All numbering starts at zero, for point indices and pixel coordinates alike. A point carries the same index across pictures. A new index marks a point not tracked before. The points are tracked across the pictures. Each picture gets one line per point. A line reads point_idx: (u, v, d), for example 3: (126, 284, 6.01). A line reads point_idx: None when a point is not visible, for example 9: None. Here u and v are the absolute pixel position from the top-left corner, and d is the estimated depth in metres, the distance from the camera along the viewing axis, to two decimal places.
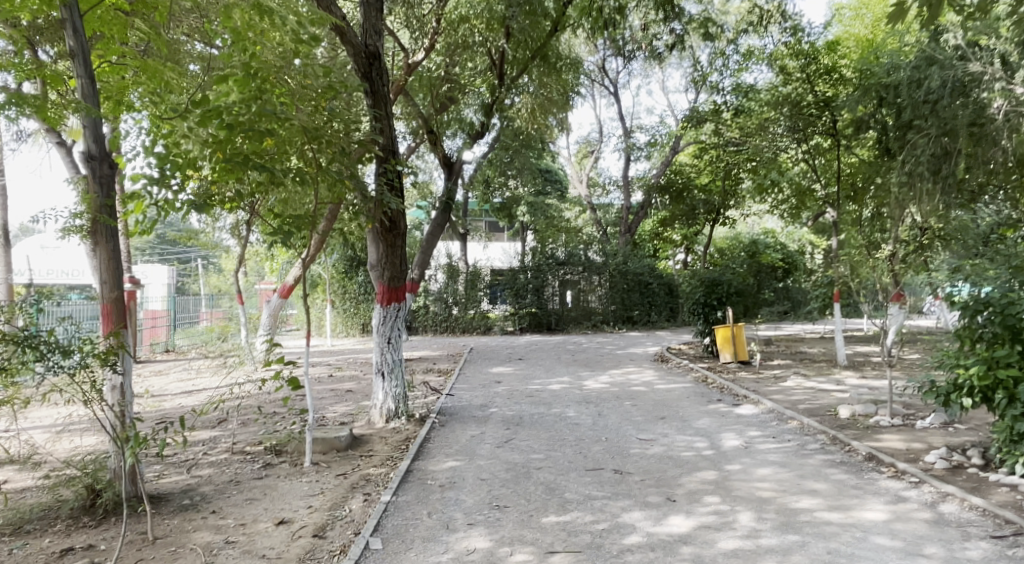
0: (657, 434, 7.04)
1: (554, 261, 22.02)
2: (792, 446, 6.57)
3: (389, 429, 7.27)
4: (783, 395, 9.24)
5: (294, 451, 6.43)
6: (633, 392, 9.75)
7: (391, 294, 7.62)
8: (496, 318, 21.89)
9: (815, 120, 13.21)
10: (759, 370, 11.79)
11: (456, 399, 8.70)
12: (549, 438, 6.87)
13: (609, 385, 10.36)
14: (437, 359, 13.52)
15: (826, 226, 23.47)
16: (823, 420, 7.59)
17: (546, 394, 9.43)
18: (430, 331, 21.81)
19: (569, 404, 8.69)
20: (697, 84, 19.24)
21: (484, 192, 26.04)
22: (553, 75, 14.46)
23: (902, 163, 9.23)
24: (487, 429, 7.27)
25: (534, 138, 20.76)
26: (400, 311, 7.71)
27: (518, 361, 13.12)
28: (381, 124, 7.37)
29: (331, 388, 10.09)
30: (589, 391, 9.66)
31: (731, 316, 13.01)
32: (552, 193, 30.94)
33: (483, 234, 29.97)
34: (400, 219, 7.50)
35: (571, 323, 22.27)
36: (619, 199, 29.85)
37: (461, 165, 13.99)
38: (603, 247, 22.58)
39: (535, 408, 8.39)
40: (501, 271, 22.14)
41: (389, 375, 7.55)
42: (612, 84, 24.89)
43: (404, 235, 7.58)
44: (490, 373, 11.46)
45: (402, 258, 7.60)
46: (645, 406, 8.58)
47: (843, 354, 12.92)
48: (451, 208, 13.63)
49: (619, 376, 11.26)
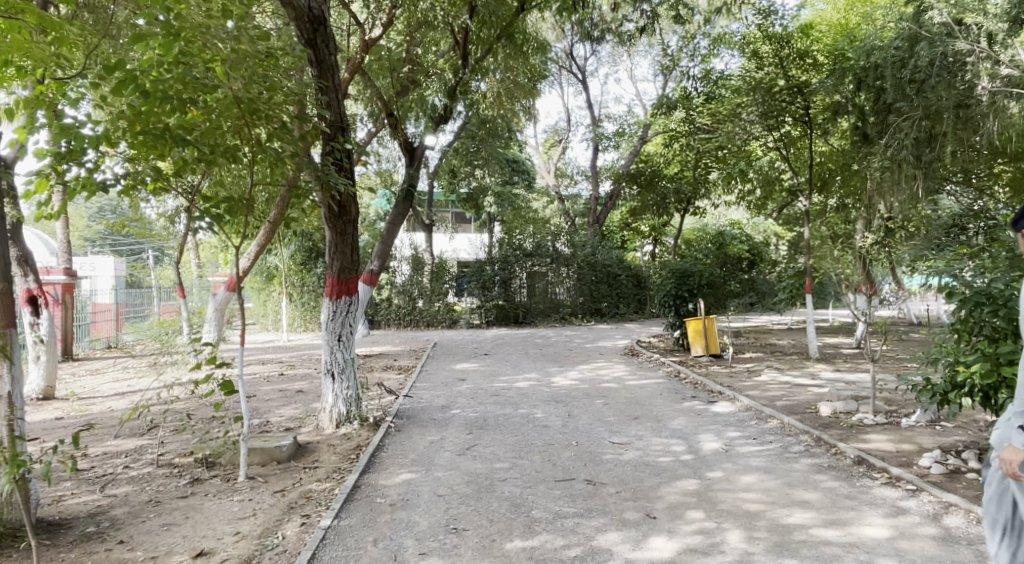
0: (631, 436, 6.51)
1: (521, 253, 21.41)
2: (776, 448, 6.11)
3: (339, 435, 6.60)
4: (760, 391, 8.83)
5: (228, 464, 5.74)
6: (604, 389, 9.24)
7: (340, 287, 6.89)
8: (462, 311, 21.26)
9: (788, 105, 12.86)
10: (732, 364, 11.40)
11: (414, 400, 8.05)
12: (515, 443, 6.28)
13: (579, 382, 9.82)
14: (398, 356, 12.82)
15: (793, 218, 23.42)
16: (805, 418, 7.17)
17: (512, 392, 8.85)
18: (393, 325, 21.06)
19: (537, 403, 8.12)
20: (666, 71, 18.84)
21: (449, 182, 25.31)
22: (519, 58, 13.84)
23: (884, 147, 8.83)
24: (447, 434, 6.65)
25: (499, 125, 20.12)
26: (352, 305, 7.01)
27: (483, 357, 12.51)
28: (329, 97, 6.64)
29: (280, 389, 9.35)
30: (558, 389, 9.11)
31: (703, 308, 12.60)
32: (519, 182, 30.36)
33: (448, 225, 29.25)
34: (351, 205, 6.76)
35: (538, 315, 21.74)
36: (587, 189, 29.46)
37: (424, 151, 13.31)
38: (571, 238, 22.08)
39: (500, 408, 7.79)
40: (467, 262, 21.48)
41: (339, 375, 6.87)
42: (580, 71, 24.36)
43: (355, 221, 6.83)
44: (453, 370, 10.83)
45: (352, 248, 6.86)
46: (617, 405, 8.07)
47: (816, 347, 12.63)
48: (411, 197, 12.87)
49: (589, 372, 10.75)
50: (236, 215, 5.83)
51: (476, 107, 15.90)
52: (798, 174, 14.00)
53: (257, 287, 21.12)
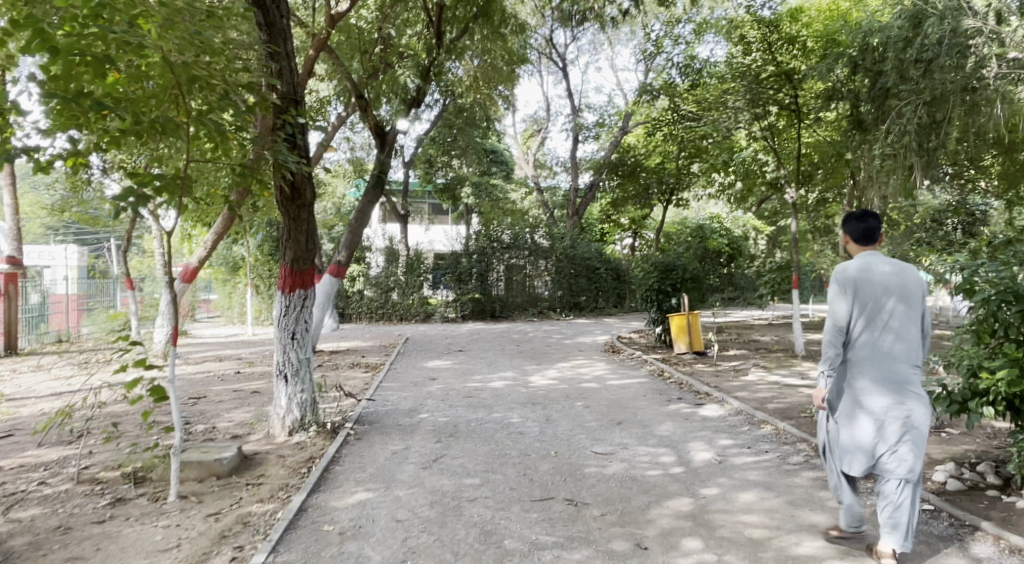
0: (615, 445, 5.92)
1: (498, 245, 20.73)
2: (774, 459, 5.56)
3: (291, 445, 5.91)
4: (749, 393, 8.32)
5: (159, 480, 5.03)
6: (584, 390, 8.65)
7: (296, 279, 6.18)
8: (438, 305, 20.52)
9: (775, 93, 12.34)
10: (717, 362, 10.90)
11: (379, 403, 7.37)
12: (487, 454, 5.64)
13: (557, 382, 9.22)
14: (366, 352, 12.13)
15: None
16: (800, 424, 6.65)
17: (486, 393, 8.22)
18: (364, 318, 20.32)
19: (512, 406, 7.50)
20: (648, 58, 18.26)
21: (425, 172, 24.55)
22: (497, 40, 13.14)
23: (884, 133, 8.30)
24: (413, 443, 6.00)
25: (476, 113, 19.42)
26: (307, 299, 6.30)
27: (457, 353, 11.85)
28: (281, 65, 5.92)
29: (234, 390, 8.59)
30: (535, 391, 8.49)
31: (687, 303, 12.08)
32: (497, 172, 29.68)
33: (424, 216, 28.48)
34: (306, 188, 5.99)
35: (516, 309, 21.11)
36: (566, 181, 28.90)
37: (394, 137, 12.65)
38: (550, 230, 21.47)
39: (472, 413, 7.14)
40: (442, 254, 20.76)
41: (292, 377, 6.17)
42: (561, 59, 23.71)
43: (310, 206, 6.08)
44: (423, 368, 10.17)
45: (309, 239, 6.15)
46: (598, 408, 7.49)
47: (802, 344, 12.19)
48: (382, 184, 12.15)
49: (567, 370, 10.16)
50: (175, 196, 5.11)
51: (451, 91, 15.17)
52: (784, 165, 13.53)
53: (222, 278, 20.22)
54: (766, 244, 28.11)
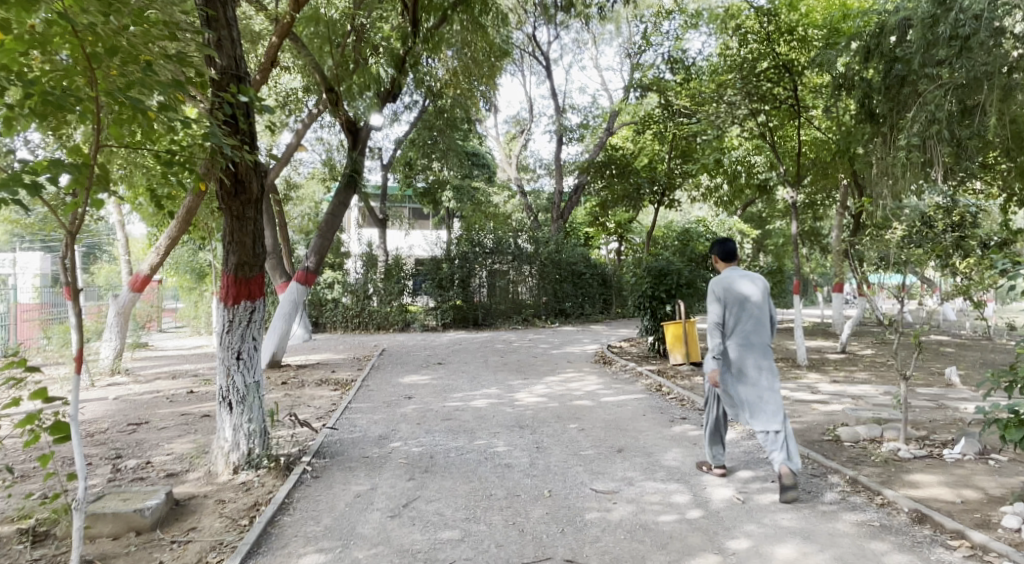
0: (617, 481, 5.05)
1: (480, 249, 19.84)
2: (806, 498, 4.74)
3: (235, 487, 4.97)
4: None
5: (61, 541, 4.05)
6: (577, 409, 7.80)
7: (240, 288, 5.20)
8: (417, 313, 19.51)
9: (776, 88, 11.62)
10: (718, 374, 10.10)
11: (344, 430, 6.44)
12: (468, 495, 4.76)
13: (546, 399, 8.36)
14: (337, 366, 11.18)
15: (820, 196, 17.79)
16: (826, 451, 5.85)
17: (468, 415, 7.32)
18: (340, 327, 19.31)
19: (497, 431, 6.61)
20: (638, 55, 17.52)
21: (405, 174, 23.65)
22: (479, 31, 12.32)
23: (910, 123, 7.70)
24: (380, 482, 5.08)
25: (457, 111, 18.52)
26: (255, 312, 5.32)
27: (436, 366, 10.95)
28: (218, 33, 4.97)
29: (181, 414, 7.60)
30: (523, 411, 7.62)
31: (683, 310, 11.27)
32: (479, 176, 28.82)
33: (404, 220, 27.55)
34: (250, 180, 5.04)
35: (499, 317, 20.19)
36: (550, 184, 28.16)
37: (367, 133, 12.33)
38: (534, 234, 20.59)
39: (452, 439, 6.26)
40: (422, 259, 19.83)
41: (238, 406, 5.23)
42: (544, 58, 22.93)
43: (258, 202, 5.15)
44: (399, 384, 9.23)
45: (257, 241, 5.19)
46: (594, 432, 6.62)
47: (805, 353, 11.46)
48: (356, 183, 11.70)
49: (557, 385, 9.29)
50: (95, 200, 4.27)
51: (429, 86, 14.31)
52: (784, 163, 12.78)
53: (188, 286, 19.15)
54: (753, 248, 27.59)
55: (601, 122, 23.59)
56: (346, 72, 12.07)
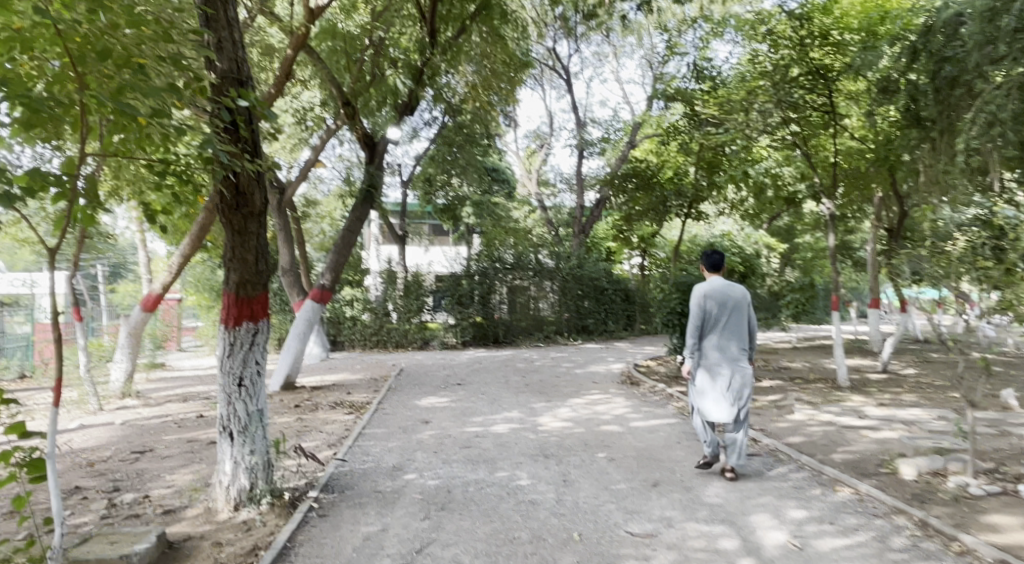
0: (655, 522, 4.53)
1: (500, 265, 19.43)
2: (872, 545, 4.18)
3: (236, 526, 4.55)
4: (804, 439, 6.93)
5: None
6: (605, 435, 7.28)
7: (241, 308, 4.80)
8: (436, 330, 19.09)
9: (811, 95, 11.13)
10: (753, 396, 9.48)
11: (356, 461, 5.99)
12: (489, 538, 4.28)
13: (572, 424, 7.85)
14: (353, 387, 10.78)
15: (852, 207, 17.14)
16: (886, 486, 5.27)
17: (488, 443, 6.83)
18: (358, 346, 18.97)
19: (519, 461, 6.12)
20: (662, 66, 17.10)
21: (425, 191, 23.39)
22: (498, 43, 11.98)
23: (968, 125, 7.11)
24: (393, 521, 4.61)
25: (476, 124, 18.22)
26: (258, 334, 4.91)
27: (455, 387, 10.49)
28: (218, 34, 4.61)
29: (188, 440, 7.22)
30: (547, 437, 7.12)
31: None
32: (499, 191, 28.51)
33: (424, 237, 27.29)
34: (252, 192, 4.65)
35: (520, 334, 19.70)
36: (571, 199, 27.74)
37: (384, 147, 12.00)
38: (555, 250, 20.12)
39: (472, 471, 5.78)
40: (442, 276, 19.46)
41: (240, 436, 4.83)
42: (565, 72, 22.62)
43: (261, 217, 4.76)
44: (416, 408, 8.77)
45: (260, 259, 4.79)
46: (626, 462, 6.09)
47: (845, 373, 10.80)
48: (373, 198, 11.41)
49: (582, 409, 8.75)
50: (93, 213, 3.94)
51: (448, 101, 14.03)
52: (820, 173, 12.19)
53: (206, 304, 18.96)
54: (780, 262, 26.83)
55: (623, 136, 23.19)
56: (364, 88, 11.94)
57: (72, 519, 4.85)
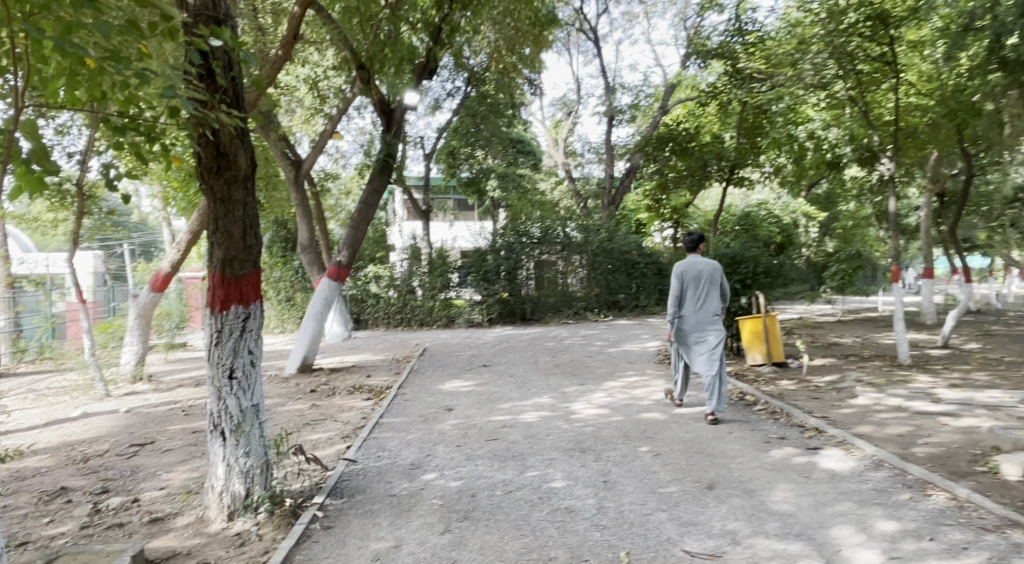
0: (717, 538, 3.81)
1: (526, 239, 18.64)
2: None
3: (226, 540, 3.94)
4: (875, 429, 6.11)
5: None
6: (646, 424, 6.56)
7: (229, 290, 4.10)
8: (462, 307, 18.45)
9: (864, 45, 10.07)
10: (807, 377, 8.64)
11: (371, 459, 5.35)
12: (520, 558, 3.60)
13: (608, 410, 7.14)
14: (374, 369, 10.20)
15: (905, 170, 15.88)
16: (987, 490, 4.46)
17: (517, 434, 6.16)
18: (382, 324, 18.48)
19: (552, 456, 5.42)
20: (698, 22, 15.93)
21: (448, 164, 22.60)
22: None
23: None
24: (408, 534, 3.95)
25: (500, 92, 17.35)
26: (250, 319, 4.22)
27: (481, 369, 9.85)
28: None
29: (193, 431, 6.68)
30: (582, 427, 6.42)
31: (762, 301, 9.79)
32: (524, 163, 27.59)
33: (448, 213, 26.60)
34: (235, 152, 3.93)
35: (549, 311, 19.01)
36: (599, 169, 26.70)
37: (402, 113, 11.49)
38: (583, 223, 19.23)
39: (499, 469, 5.11)
40: (466, 250, 18.74)
41: (232, 436, 4.21)
42: (593, 34, 21.50)
43: (248, 183, 4.07)
44: (438, 393, 8.12)
45: (248, 232, 4.09)
46: (674, 459, 5.35)
47: (906, 350, 9.86)
48: (390, 168, 10.74)
49: (618, 394, 8.00)
50: (37, 178, 3.37)
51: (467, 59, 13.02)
52: (876, 130, 11.12)
53: None
54: (819, 232, 25.59)
55: (654, 102, 22.14)
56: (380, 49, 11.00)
57: (49, 529, 4.29)
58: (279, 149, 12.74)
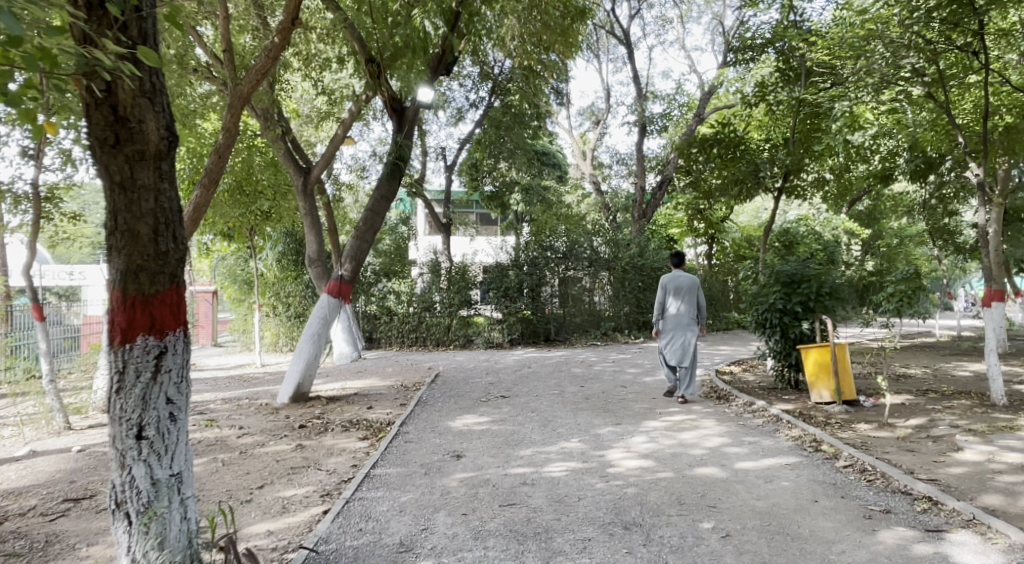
0: None
1: (551, 254, 17.40)
2: None
3: None
4: (1007, 501, 4.66)
5: None
6: (702, 484, 5.21)
7: (135, 315, 2.93)
8: (482, 325, 17.18)
9: (947, 36, 8.65)
10: (889, 421, 7.18)
11: (347, 536, 4.09)
12: None
13: (651, 462, 5.82)
14: (380, 399, 9.01)
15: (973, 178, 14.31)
16: None
17: (541, 496, 4.86)
18: (396, 343, 17.36)
19: (585, 536, 4.09)
20: (742, 21, 14.65)
21: (470, 176, 21.50)
22: None
23: None
24: None
25: (525, 98, 16.23)
26: (166, 355, 3.06)
27: (500, 401, 8.57)
28: None
29: None
30: (622, 488, 5.08)
31: (828, 327, 8.35)
32: (550, 176, 26.47)
33: (470, 227, 25.49)
34: (139, 116, 2.82)
35: (575, 331, 17.67)
36: (629, 182, 25.38)
37: (415, 112, 10.23)
38: (613, 237, 17.88)
39: (513, 557, 3.79)
40: (487, 266, 17.48)
41: (138, 518, 2.99)
42: (624, 37, 20.36)
43: (168, 164, 2.95)
44: (447, 432, 6.86)
45: (160, 234, 2.90)
46: (751, 544, 3.99)
47: (1001, 387, 8.30)
48: (401, 172, 9.60)
49: (663, 439, 6.63)
50: None
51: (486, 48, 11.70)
52: (959, 129, 9.78)
53: (236, 297, 17.76)
54: (862, 248, 23.84)
55: (687, 111, 20.87)
56: (399, 49, 9.78)
57: None
58: (283, 150, 11.63)
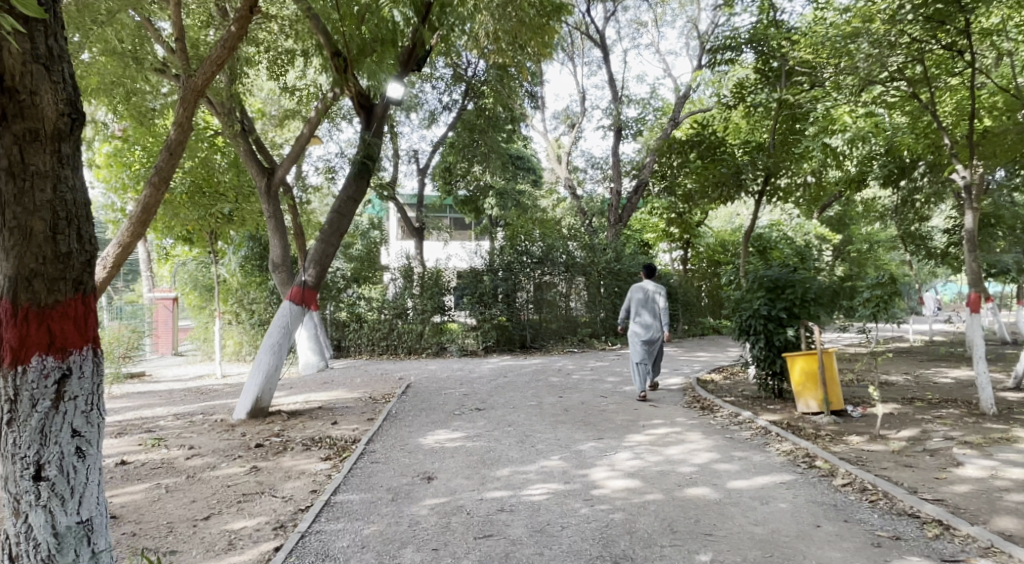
0: None
1: (526, 259, 16.97)
2: None
3: None
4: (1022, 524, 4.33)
5: None
6: (694, 508, 4.79)
7: (33, 331, 2.72)
8: (455, 332, 16.67)
9: (933, 35, 8.45)
10: (881, 433, 6.87)
11: None
12: None
13: (637, 482, 5.39)
14: (346, 413, 8.46)
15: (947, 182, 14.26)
16: None
17: (520, 526, 4.39)
18: (365, 351, 16.75)
19: None
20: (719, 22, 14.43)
21: (443, 180, 20.98)
22: None
23: None
24: None
25: (500, 99, 15.79)
26: (70, 380, 2.83)
27: (474, 414, 8.08)
28: None
29: None
30: (610, 514, 4.64)
31: (815, 334, 8.05)
32: (524, 180, 26.08)
33: (443, 232, 24.93)
34: (31, 88, 2.63)
35: (551, 338, 17.24)
36: (604, 187, 25.12)
37: (383, 108, 9.74)
38: (588, 242, 17.56)
39: None
40: (461, 271, 16.97)
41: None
42: (599, 39, 20.09)
43: (68, 145, 2.78)
44: (417, 451, 6.35)
45: (59, 231, 2.71)
46: None
47: (989, 395, 8.07)
48: (369, 172, 9.11)
49: (649, 455, 6.21)
50: None
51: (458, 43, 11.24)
52: (943, 132, 9.62)
53: (197, 304, 16.95)
54: (834, 253, 23.89)
55: (662, 115, 20.68)
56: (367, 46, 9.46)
57: None
58: (245, 149, 11.02)
